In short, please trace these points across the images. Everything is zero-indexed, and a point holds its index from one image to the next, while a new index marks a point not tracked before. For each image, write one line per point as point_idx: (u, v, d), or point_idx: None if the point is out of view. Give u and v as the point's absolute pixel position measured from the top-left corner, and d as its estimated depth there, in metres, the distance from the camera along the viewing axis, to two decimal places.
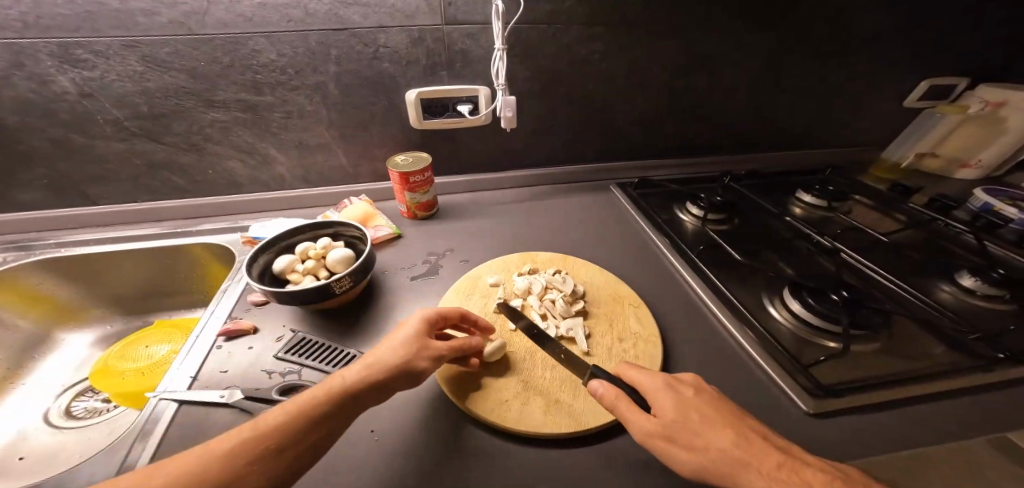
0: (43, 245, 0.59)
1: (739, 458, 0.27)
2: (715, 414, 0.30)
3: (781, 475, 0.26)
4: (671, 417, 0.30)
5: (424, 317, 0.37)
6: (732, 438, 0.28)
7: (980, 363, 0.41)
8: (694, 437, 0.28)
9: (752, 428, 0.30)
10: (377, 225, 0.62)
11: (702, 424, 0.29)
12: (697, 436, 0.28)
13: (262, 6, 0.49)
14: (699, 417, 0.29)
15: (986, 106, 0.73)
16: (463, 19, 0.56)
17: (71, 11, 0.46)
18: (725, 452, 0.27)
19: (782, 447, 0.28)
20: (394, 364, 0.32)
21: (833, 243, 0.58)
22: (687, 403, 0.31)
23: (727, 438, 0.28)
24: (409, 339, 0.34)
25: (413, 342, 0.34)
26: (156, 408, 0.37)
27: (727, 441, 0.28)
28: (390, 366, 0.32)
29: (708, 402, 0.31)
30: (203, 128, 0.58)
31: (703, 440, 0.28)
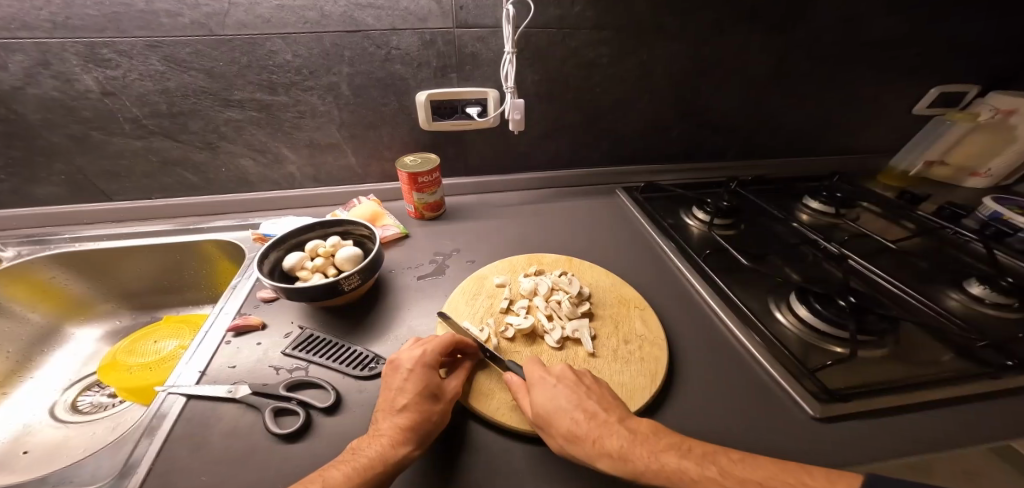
0: (58, 239, 0.61)
1: (576, 439, 0.31)
2: (565, 399, 0.33)
3: (605, 450, 0.30)
4: (535, 410, 0.34)
5: (434, 349, 0.38)
6: (573, 420, 0.32)
7: (987, 370, 0.41)
8: (550, 424, 0.32)
9: (588, 406, 0.33)
10: (384, 224, 0.63)
11: (551, 410, 0.33)
12: (549, 423, 0.32)
13: (280, 7, 0.50)
14: (554, 407, 0.33)
15: (997, 113, 0.73)
16: (474, 22, 0.57)
17: (97, 12, 0.47)
18: (567, 435, 0.31)
19: (601, 420, 0.32)
20: (422, 413, 0.33)
21: (840, 248, 0.58)
22: (548, 394, 0.34)
23: (568, 422, 0.32)
24: (427, 383, 0.35)
25: (431, 386, 0.35)
26: (165, 403, 0.38)
27: (567, 423, 0.32)
28: (418, 418, 0.33)
29: (563, 389, 0.35)
30: (218, 127, 0.59)
31: (555, 426, 0.32)
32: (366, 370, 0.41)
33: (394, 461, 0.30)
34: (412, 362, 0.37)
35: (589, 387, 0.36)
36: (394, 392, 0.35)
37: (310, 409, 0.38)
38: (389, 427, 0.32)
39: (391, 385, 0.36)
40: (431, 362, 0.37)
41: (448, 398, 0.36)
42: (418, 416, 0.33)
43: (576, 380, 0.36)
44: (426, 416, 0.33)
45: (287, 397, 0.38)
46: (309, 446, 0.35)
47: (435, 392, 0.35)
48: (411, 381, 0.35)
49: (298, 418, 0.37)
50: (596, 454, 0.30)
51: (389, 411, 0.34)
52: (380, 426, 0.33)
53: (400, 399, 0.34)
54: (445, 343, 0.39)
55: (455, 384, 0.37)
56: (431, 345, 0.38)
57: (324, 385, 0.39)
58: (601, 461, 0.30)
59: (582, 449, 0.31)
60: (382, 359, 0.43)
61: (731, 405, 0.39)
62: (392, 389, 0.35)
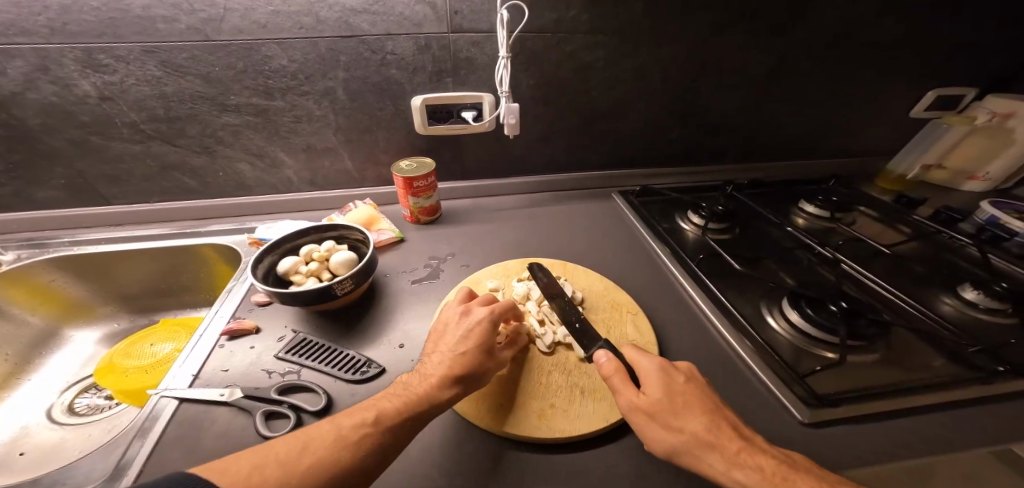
0: (57, 242, 0.61)
1: (708, 443, 0.30)
2: (696, 402, 0.33)
3: (745, 460, 0.29)
4: (658, 400, 0.33)
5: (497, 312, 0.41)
6: (705, 424, 0.31)
7: (979, 375, 0.41)
8: (676, 420, 0.31)
9: (719, 416, 0.32)
10: (380, 228, 0.63)
11: (682, 409, 0.32)
12: (677, 419, 0.31)
13: (275, 13, 0.51)
14: (683, 405, 0.32)
15: (994, 117, 0.73)
16: (469, 27, 0.57)
17: (95, 18, 0.47)
18: (698, 436, 0.30)
19: (745, 434, 0.31)
20: (446, 359, 0.36)
21: (834, 253, 0.58)
22: (659, 388, 0.33)
23: (701, 423, 0.31)
24: (485, 340, 0.38)
25: (456, 334, 0.39)
26: (157, 405, 0.38)
27: (700, 425, 0.31)
28: (441, 362, 0.36)
29: (694, 391, 0.34)
30: (215, 131, 0.60)
31: (681, 422, 0.31)
32: (357, 374, 0.42)
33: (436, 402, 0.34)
34: (481, 318, 0.40)
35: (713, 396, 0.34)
36: (454, 339, 0.38)
37: (301, 413, 0.38)
38: (438, 372, 0.35)
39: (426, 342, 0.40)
40: (491, 322, 0.40)
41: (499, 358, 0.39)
42: (470, 366, 0.36)
43: (701, 384, 0.35)
44: (477, 367, 0.37)
45: (279, 401, 0.38)
46: None
47: (460, 338, 0.38)
48: (472, 336, 0.38)
49: (289, 422, 0.37)
50: (732, 462, 0.29)
51: (422, 361, 0.37)
52: (429, 369, 0.36)
53: (460, 346, 0.37)
54: (463, 299, 0.45)
55: (477, 331, 0.40)
56: (453, 305, 0.43)
57: (316, 389, 0.40)
58: (737, 472, 0.28)
59: (712, 456, 0.29)
60: (374, 362, 0.43)
61: None
62: (446, 339, 0.39)
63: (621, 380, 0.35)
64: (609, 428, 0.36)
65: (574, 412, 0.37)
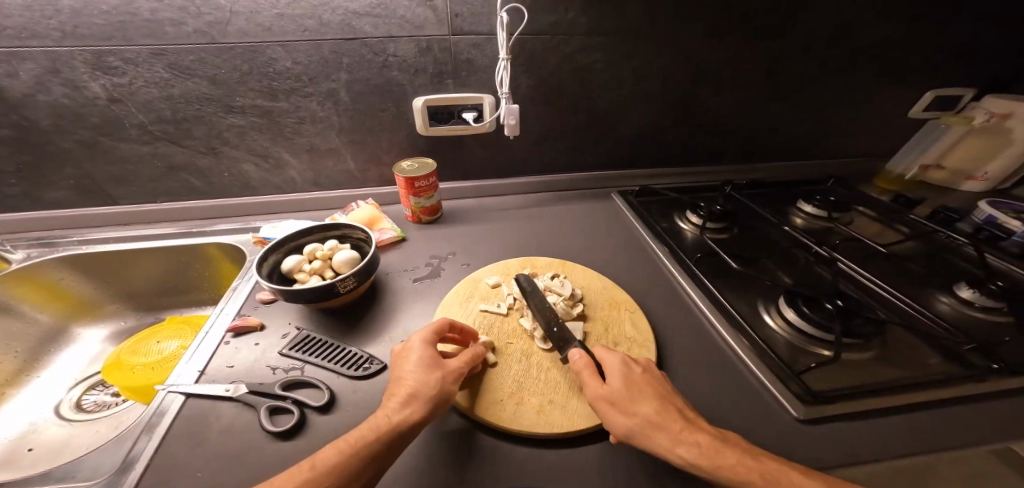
0: (66, 241, 0.63)
1: (657, 425, 0.32)
2: (650, 390, 0.34)
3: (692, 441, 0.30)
4: (620, 387, 0.34)
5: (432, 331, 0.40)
6: (657, 408, 0.33)
7: (973, 373, 0.41)
8: (630, 404, 0.33)
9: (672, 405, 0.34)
10: (382, 228, 0.64)
11: (636, 396, 0.34)
12: (633, 403, 0.33)
13: (280, 16, 0.52)
14: (638, 392, 0.34)
15: (992, 117, 0.73)
16: (469, 29, 0.58)
17: (105, 21, 0.49)
18: (649, 419, 0.32)
19: (690, 418, 0.33)
20: (419, 384, 0.35)
21: (831, 252, 0.58)
22: (633, 381, 0.35)
23: (653, 407, 0.33)
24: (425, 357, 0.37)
25: (427, 358, 0.37)
26: (165, 401, 0.39)
27: (653, 408, 0.33)
28: (412, 387, 0.34)
29: (650, 382, 0.35)
30: (221, 132, 0.61)
31: (637, 406, 0.33)
32: (360, 370, 0.42)
33: (388, 432, 0.31)
34: (417, 341, 0.39)
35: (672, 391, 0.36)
36: (397, 368, 0.37)
37: (304, 408, 0.39)
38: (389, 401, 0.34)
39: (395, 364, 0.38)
40: (428, 342, 0.39)
41: (450, 373, 0.36)
42: (417, 387, 0.34)
43: (654, 377, 0.37)
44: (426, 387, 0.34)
45: (283, 396, 0.39)
46: (303, 443, 0.36)
47: (433, 364, 0.36)
48: (413, 360, 0.37)
49: (293, 417, 0.38)
50: (681, 440, 0.30)
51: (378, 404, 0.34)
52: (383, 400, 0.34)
53: (399, 374, 0.36)
54: (439, 323, 0.41)
55: (458, 361, 0.38)
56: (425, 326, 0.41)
57: (319, 385, 0.40)
58: (680, 448, 0.30)
59: (659, 434, 0.31)
60: (376, 359, 0.44)
61: (716, 407, 0.39)
62: (399, 364, 0.38)
63: (585, 370, 0.37)
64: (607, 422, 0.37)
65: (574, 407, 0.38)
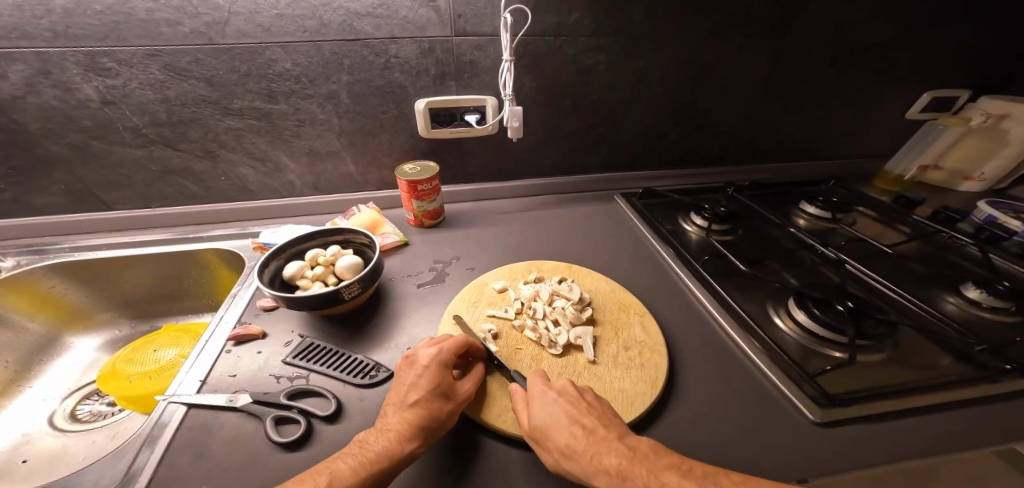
0: (57, 248, 0.61)
1: (570, 454, 0.31)
2: (561, 414, 0.33)
3: (603, 470, 0.29)
4: (530, 423, 0.34)
5: (445, 350, 0.39)
6: (566, 434, 0.32)
7: (987, 374, 0.41)
8: (545, 438, 0.32)
9: (577, 423, 0.33)
10: (384, 232, 0.63)
11: (546, 425, 0.33)
12: (546, 436, 0.32)
13: (279, 16, 0.51)
14: (549, 419, 0.33)
15: (988, 118, 0.74)
16: (472, 31, 0.57)
17: (98, 21, 0.47)
18: (562, 449, 0.31)
19: (600, 436, 0.32)
20: (432, 411, 0.34)
21: (837, 253, 0.58)
22: (545, 407, 0.34)
23: (564, 437, 0.32)
24: (439, 381, 0.36)
25: (443, 384, 0.36)
26: (166, 412, 0.38)
27: (564, 439, 0.32)
28: (427, 416, 0.34)
29: (563, 403, 0.34)
30: (218, 135, 0.60)
31: (549, 440, 0.32)
32: (366, 378, 0.41)
33: (398, 458, 0.31)
34: (429, 359, 0.38)
35: (588, 403, 0.35)
36: (407, 387, 0.36)
37: (311, 418, 0.37)
38: (398, 423, 0.33)
39: (405, 380, 0.37)
40: (441, 361, 0.38)
41: (460, 399, 0.36)
42: (428, 413, 0.34)
43: (577, 394, 0.36)
44: (437, 413, 0.34)
45: (288, 406, 0.38)
46: (311, 455, 0.35)
47: (445, 393, 0.36)
48: (423, 381, 0.36)
49: (299, 427, 0.37)
50: (587, 469, 0.30)
51: (382, 427, 0.33)
52: (389, 420, 0.33)
53: (412, 395, 0.35)
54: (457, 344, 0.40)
55: (467, 387, 0.37)
56: (446, 345, 0.40)
57: (326, 393, 0.39)
58: (596, 478, 0.29)
59: (575, 465, 0.30)
60: (383, 366, 0.43)
61: (731, 412, 0.38)
62: (407, 383, 0.36)
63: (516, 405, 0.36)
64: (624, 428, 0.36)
65: None
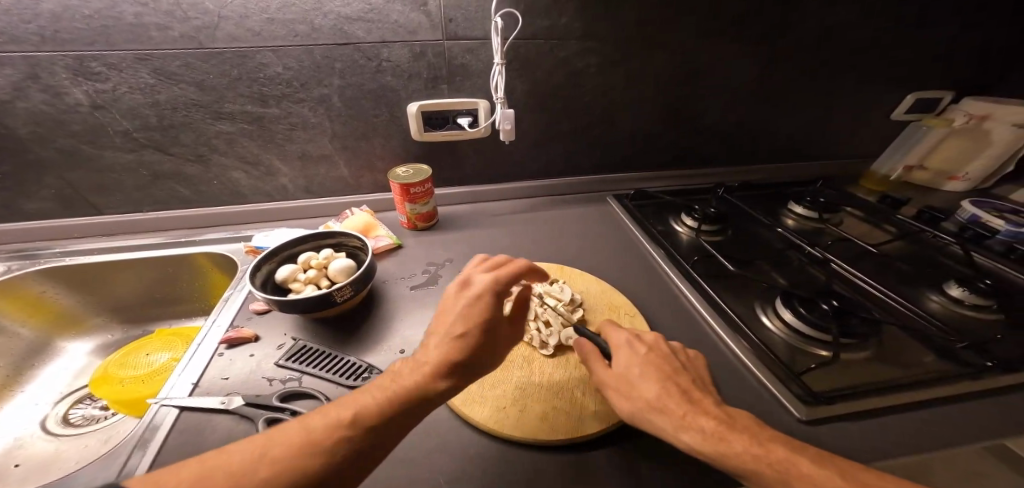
0: (47, 253, 0.60)
1: (659, 407, 0.32)
2: (654, 371, 0.35)
3: (688, 423, 0.31)
4: (617, 372, 0.36)
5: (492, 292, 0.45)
6: (658, 390, 0.33)
7: (969, 371, 0.42)
8: (631, 388, 0.34)
9: (670, 382, 0.34)
10: (377, 235, 0.63)
11: (636, 378, 0.35)
12: (635, 387, 0.34)
13: (270, 21, 0.51)
14: (638, 372, 0.35)
15: (970, 119, 0.75)
16: (464, 35, 0.58)
17: (87, 26, 0.47)
18: (649, 401, 0.33)
19: (695, 399, 0.33)
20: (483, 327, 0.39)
21: (824, 253, 0.59)
22: (636, 361, 0.36)
23: (654, 390, 0.33)
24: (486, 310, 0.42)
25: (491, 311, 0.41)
26: (158, 415, 0.38)
27: (653, 392, 0.33)
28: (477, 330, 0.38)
29: (654, 361, 0.36)
30: (209, 139, 0.60)
31: (636, 391, 0.34)
32: (359, 380, 0.41)
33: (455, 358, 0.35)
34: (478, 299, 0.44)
35: (679, 365, 0.37)
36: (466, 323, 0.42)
37: None
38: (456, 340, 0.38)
39: (452, 310, 0.37)
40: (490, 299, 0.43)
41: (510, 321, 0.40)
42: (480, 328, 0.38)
43: (667, 356, 0.37)
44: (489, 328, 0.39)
45: (280, 408, 0.38)
46: None
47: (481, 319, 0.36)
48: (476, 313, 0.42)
49: None
50: (678, 423, 0.31)
51: None
52: None
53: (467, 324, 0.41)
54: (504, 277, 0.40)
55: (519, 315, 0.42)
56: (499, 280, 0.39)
57: (318, 395, 0.39)
58: (681, 431, 0.30)
59: (659, 418, 0.32)
60: (376, 368, 0.43)
61: None
62: None
63: (591, 360, 0.38)
64: (613, 428, 0.37)
65: (577, 414, 0.38)
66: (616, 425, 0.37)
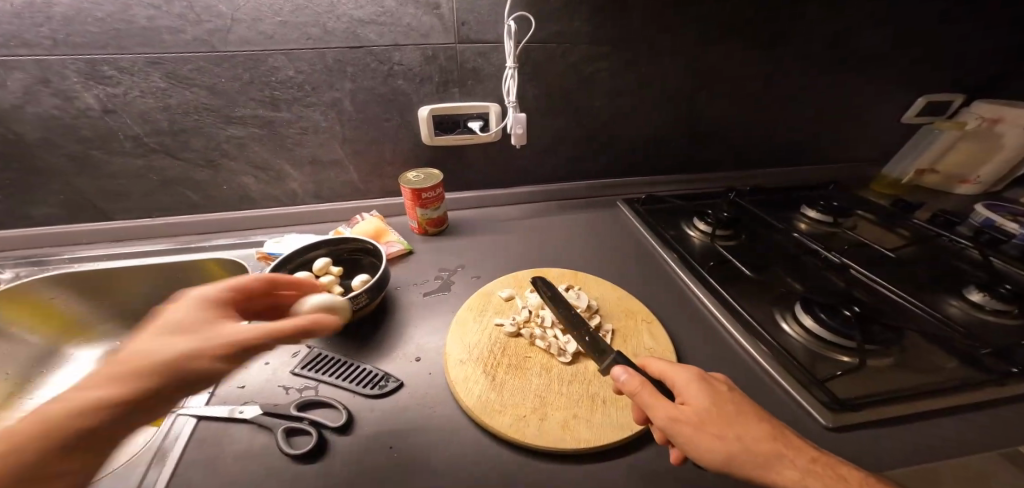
0: (57, 260, 0.60)
1: (775, 453, 0.27)
2: (746, 405, 0.31)
3: (813, 468, 0.27)
4: (701, 408, 0.30)
5: None
6: (766, 431, 0.29)
7: (992, 376, 0.42)
8: (729, 429, 0.29)
9: (768, 422, 0.30)
10: (389, 240, 0.62)
11: (732, 414, 0.29)
12: (733, 427, 0.29)
13: (282, 24, 0.51)
14: (732, 408, 0.30)
15: (983, 122, 0.76)
16: (476, 38, 0.57)
17: (99, 29, 0.47)
18: (759, 444, 0.28)
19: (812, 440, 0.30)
20: None
21: (840, 258, 0.59)
22: (719, 395, 0.31)
23: (762, 430, 0.29)
24: None
25: None
26: (175, 424, 0.37)
27: (764, 433, 0.29)
28: None
29: (741, 396, 0.32)
30: (219, 144, 0.59)
31: (735, 431, 0.29)
32: (376, 388, 0.41)
33: None
34: None
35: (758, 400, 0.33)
36: None
37: (323, 429, 0.37)
38: None
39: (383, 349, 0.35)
40: None
41: None
42: None
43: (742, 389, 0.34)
44: None
45: (299, 417, 0.37)
46: (325, 467, 0.34)
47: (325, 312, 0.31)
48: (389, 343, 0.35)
49: (311, 438, 0.36)
50: (807, 471, 0.27)
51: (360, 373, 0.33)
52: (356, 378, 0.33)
53: None
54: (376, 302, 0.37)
55: None
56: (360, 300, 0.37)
57: (336, 404, 0.39)
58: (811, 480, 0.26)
59: (777, 466, 0.27)
60: (393, 376, 0.43)
61: None
62: None
63: (652, 393, 0.31)
64: (636, 436, 0.37)
65: (599, 421, 0.37)
66: (638, 432, 0.37)
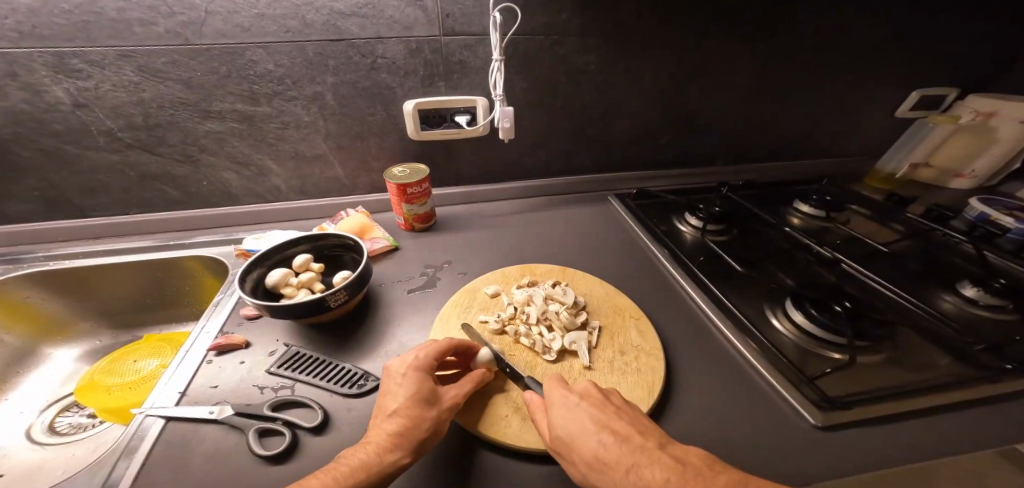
0: (32, 257, 0.58)
1: (600, 467, 0.29)
2: (588, 422, 0.32)
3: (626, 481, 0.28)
4: (553, 434, 0.32)
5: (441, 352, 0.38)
6: (597, 446, 0.30)
7: (986, 374, 0.41)
8: (571, 450, 0.31)
9: (603, 435, 0.31)
10: (374, 236, 0.61)
11: (572, 435, 0.31)
12: (571, 448, 0.31)
13: (260, 16, 0.49)
14: (573, 428, 0.31)
15: (977, 116, 0.74)
16: (461, 30, 0.56)
17: (68, 21, 0.45)
18: (591, 461, 0.30)
19: (639, 445, 0.30)
20: (415, 420, 0.32)
21: (833, 253, 0.58)
22: (569, 414, 0.33)
23: (592, 447, 0.30)
24: (421, 388, 0.34)
25: (425, 390, 0.34)
26: (143, 425, 0.36)
27: (593, 449, 0.30)
28: (409, 424, 0.31)
29: (586, 411, 0.33)
30: (197, 139, 0.58)
31: (576, 451, 0.30)
32: (354, 387, 0.40)
33: (377, 470, 0.29)
34: (406, 366, 0.36)
35: (617, 408, 0.34)
36: (387, 396, 0.34)
37: (296, 429, 0.36)
38: (378, 434, 0.31)
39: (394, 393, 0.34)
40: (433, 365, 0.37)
41: (445, 405, 0.34)
42: (411, 421, 0.31)
43: (601, 399, 0.34)
44: (420, 423, 0.32)
45: (272, 417, 0.36)
46: (295, 468, 0.33)
47: (430, 398, 0.33)
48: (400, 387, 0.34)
49: (284, 439, 0.35)
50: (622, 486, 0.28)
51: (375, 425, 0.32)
52: (369, 435, 0.31)
53: (392, 403, 0.33)
54: (444, 347, 0.38)
55: (455, 394, 0.35)
56: (426, 350, 0.37)
57: (311, 404, 0.37)
58: None
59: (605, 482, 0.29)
60: (372, 375, 0.41)
61: (731, 413, 0.38)
62: (385, 393, 0.34)
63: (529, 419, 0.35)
64: None
65: None
66: None
